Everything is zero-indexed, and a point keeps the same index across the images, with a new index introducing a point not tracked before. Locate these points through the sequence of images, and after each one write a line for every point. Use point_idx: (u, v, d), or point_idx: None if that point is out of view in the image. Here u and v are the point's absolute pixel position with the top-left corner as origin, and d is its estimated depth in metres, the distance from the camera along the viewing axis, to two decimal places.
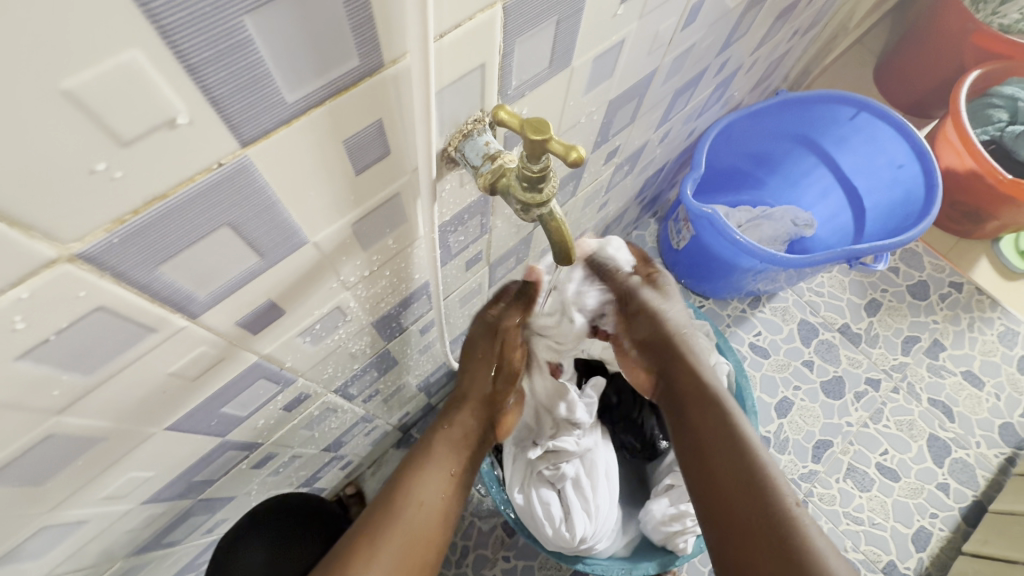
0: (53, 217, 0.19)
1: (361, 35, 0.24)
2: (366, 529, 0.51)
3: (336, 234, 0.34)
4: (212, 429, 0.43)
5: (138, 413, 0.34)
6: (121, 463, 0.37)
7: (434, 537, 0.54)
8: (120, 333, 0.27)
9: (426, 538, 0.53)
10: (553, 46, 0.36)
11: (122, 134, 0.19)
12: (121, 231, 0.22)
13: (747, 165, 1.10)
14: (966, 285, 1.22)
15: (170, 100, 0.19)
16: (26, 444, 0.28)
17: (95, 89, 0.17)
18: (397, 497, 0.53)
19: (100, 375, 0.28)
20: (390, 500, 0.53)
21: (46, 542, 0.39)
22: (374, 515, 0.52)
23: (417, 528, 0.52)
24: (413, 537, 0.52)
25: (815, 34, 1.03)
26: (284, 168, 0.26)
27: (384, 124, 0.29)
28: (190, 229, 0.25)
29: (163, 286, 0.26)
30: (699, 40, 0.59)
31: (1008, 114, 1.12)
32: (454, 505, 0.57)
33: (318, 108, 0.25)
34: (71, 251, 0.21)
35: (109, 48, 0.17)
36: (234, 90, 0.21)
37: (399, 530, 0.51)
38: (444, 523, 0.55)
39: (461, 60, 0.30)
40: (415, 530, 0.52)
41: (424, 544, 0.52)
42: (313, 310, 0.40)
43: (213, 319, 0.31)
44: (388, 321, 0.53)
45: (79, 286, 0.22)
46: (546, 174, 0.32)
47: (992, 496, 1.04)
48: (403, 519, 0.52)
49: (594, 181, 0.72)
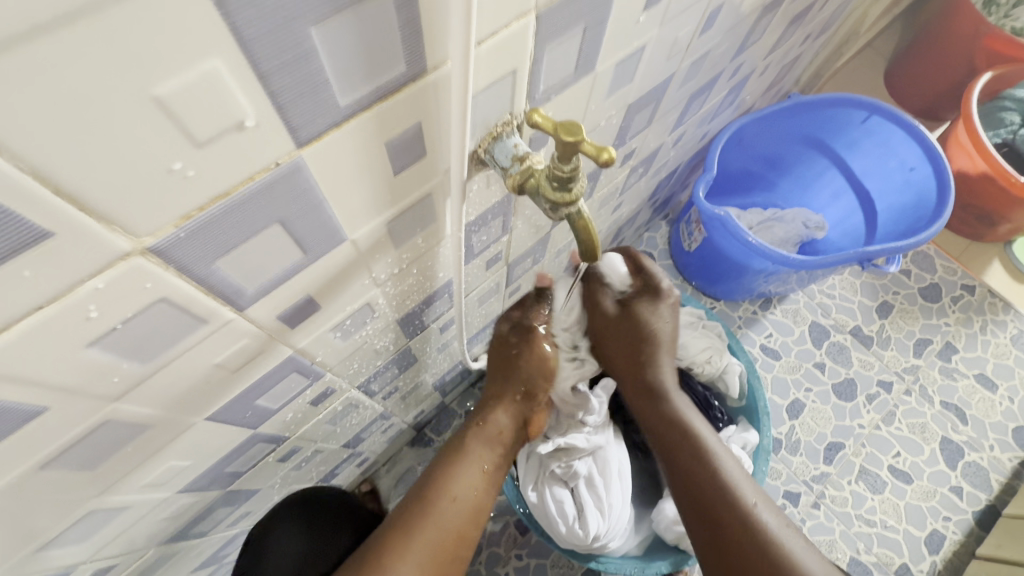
0: (132, 212, 0.21)
1: (408, 43, 0.25)
2: (399, 523, 0.53)
3: (372, 232, 0.36)
4: (246, 421, 0.44)
5: (182, 402, 0.35)
6: (163, 452, 0.39)
7: (465, 532, 0.55)
8: (176, 324, 0.28)
9: (457, 534, 0.54)
10: (579, 52, 0.38)
11: (197, 135, 0.20)
12: (187, 226, 0.23)
13: (758, 168, 1.11)
14: (979, 288, 1.22)
15: (240, 103, 0.21)
16: (84, 430, 0.30)
17: (179, 94, 0.19)
18: (431, 493, 0.55)
19: (156, 364, 0.30)
20: (424, 496, 0.55)
21: (89, 528, 0.40)
22: (409, 510, 0.54)
23: (450, 524, 0.54)
24: (445, 532, 0.53)
25: (827, 37, 1.04)
26: (332, 168, 0.28)
27: (423, 126, 0.30)
28: (247, 225, 0.26)
29: (217, 279, 0.28)
30: (715, 46, 0.60)
31: (1020, 117, 1.13)
32: (485, 502, 0.58)
33: (366, 111, 0.26)
34: (144, 244, 0.23)
35: (194, 57, 0.18)
36: (295, 95, 0.22)
37: (430, 524, 0.53)
38: (475, 519, 0.56)
39: (496, 65, 0.31)
40: (448, 525, 0.54)
41: (455, 539, 0.54)
42: (345, 306, 0.41)
43: (258, 312, 0.33)
44: (411, 319, 0.55)
45: (147, 277, 0.24)
46: (575, 175, 0.33)
47: (1006, 500, 1.04)
48: (436, 513, 0.54)
49: (609, 183, 0.73)
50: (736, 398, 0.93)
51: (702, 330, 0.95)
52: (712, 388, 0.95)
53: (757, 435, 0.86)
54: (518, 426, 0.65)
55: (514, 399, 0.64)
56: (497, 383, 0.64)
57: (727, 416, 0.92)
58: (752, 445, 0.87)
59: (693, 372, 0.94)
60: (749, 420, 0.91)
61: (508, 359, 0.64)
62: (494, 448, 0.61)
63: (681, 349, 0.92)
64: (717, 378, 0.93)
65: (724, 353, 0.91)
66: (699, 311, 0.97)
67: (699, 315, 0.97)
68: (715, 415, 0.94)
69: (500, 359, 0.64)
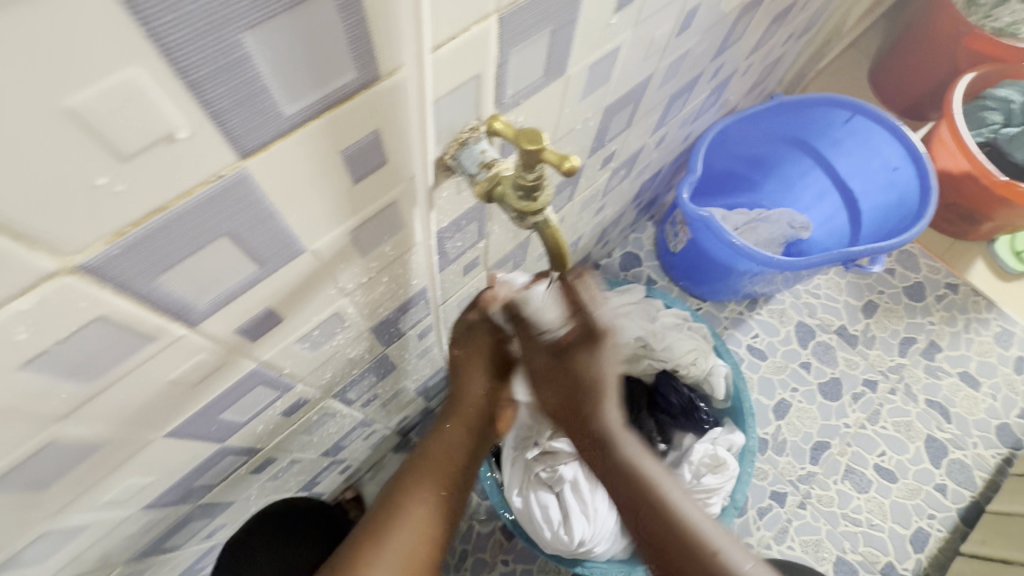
0: (55, 230, 0.20)
1: (358, 49, 0.24)
2: (359, 547, 0.51)
3: (334, 242, 0.34)
4: (212, 435, 0.43)
5: (137, 420, 0.34)
6: (122, 469, 0.37)
7: (426, 556, 0.53)
8: (120, 342, 0.27)
9: (417, 560, 0.52)
10: (548, 55, 0.37)
11: (122, 147, 0.19)
12: (122, 242, 0.22)
13: (743, 169, 1.11)
14: (962, 287, 1.23)
15: (169, 114, 0.19)
16: (28, 452, 0.29)
17: (96, 106, 0.18)
18: (392, 511, 0.53)
19: (102, 383, 0.29)
20: (378, 525, 0.52)
21: (46, 549, 0.39)
22: (361, 542, 0.51)
23: (408, 551, 0.52)
24: (402, 561, 0.51)
25: (810, 37, 1.04)
26: (283, 178, 0.27)
27: (382, 134, 0.29)
28: (191, 239, 0.25)
29: (164, 295, 0.26)
30: (693, 47, 0.59)
31: (1002, 116, 1.14)
32: (448, 521, 0.55)
33: (316, 119, 0.25)
34: (73, 263, 0.21)
35: (111, 66, 0.17)
36: (232, 104, 0.21)
37: (393, 545, 0.51)
38: (436, 541, 0.54)
39: (458, 70, 0.30)
40: (406, 552, 0.52)
41: (415, 566, 0.52)
42: (311, 317, 0.40)
43: (213, 326, 0.32)
44: (386, 326, 0.54)
45: (81, 296, 0.23)
46: (540, 183, 0.32)
47: (989, 496, 1.04)
48: (391, 543, 0.51)
49: (590, 185, 0.72)
50: (721, 399, 0.92)
51: (687, 331, 0.94)
52: (697, 390, 0.95)
53: (742, 437, 0.86)
54: (485, 424, 0.61)
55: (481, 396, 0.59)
56: (457, 380, 0.59)
57: (712, 418, 0.92)
58: (738, 447, 0.86)
59: (678, 374, 0.94)
60: (734, 422, 0.91)
61: (477, 351, 0.58)
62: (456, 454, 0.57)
63: (667, 351, 0.93)
64: (702, 379, 0.92)
65: (709, 355, 0.91)
66: (684, 313, 0.96)
67: (684, 316, 0.96)
68: (701, 418, 0.91)
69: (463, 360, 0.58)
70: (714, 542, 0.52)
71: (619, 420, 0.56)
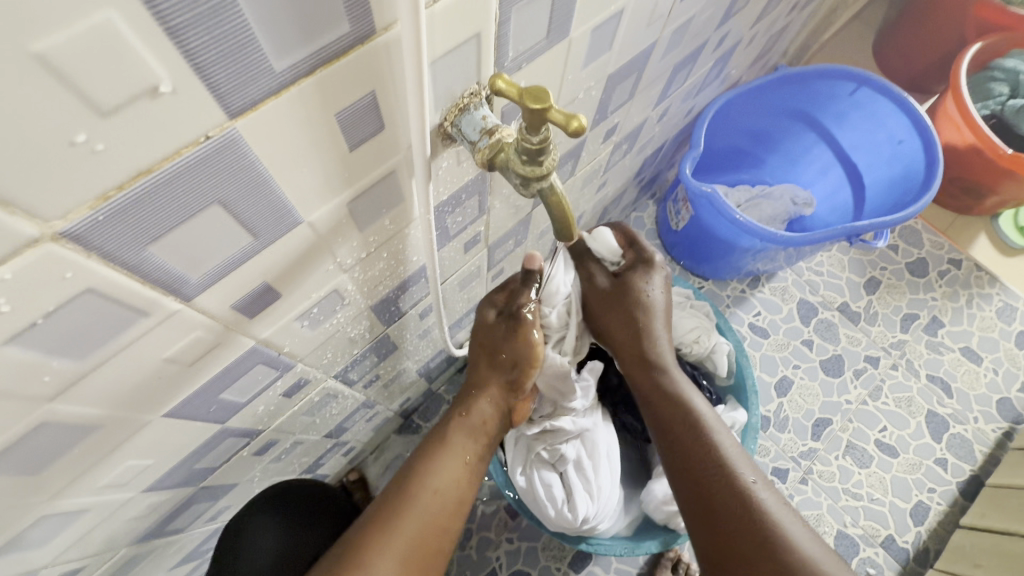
0: (34, 192, 0.19)
1: (351, 0, 0.23)
2: (377, 519, 0.51)
3: (330, 214, 0.33)
4: (211, 416, 0.42)
5: (134, 399, 0.33)
6: (121, 451, 0.37)
7: (445, 527, 0.53)
8: (109, 318, 0.26)
9: (437, 529, 0.52)
10: (550, 16, 0.35)
11: (101, 101, 0.18)
12: (107, 208, 0.21)
13: (746, 144, 1.09)
14: (966, 262, 1.22)
15: (150, 64, 0.18)
16: (20, 432, 0.28)
17: (69, 52, 0.16)
18: (412, 487, 0.53)
19: (94, 360, 0.28)
20: (406, 487, 0.53)
21: (48, 532, 0.38)
22: (390, 499, 0.52)
23: (429, 517, 0.52)
24: (424, 525, 0.51)
25: (815, 7, 1.01)
26: (275, 142, 0.25)
27: (378, 96, 0.28)
28: (181, 207, 0.24)
29: (154, 268, 0.25)
30: (698, 13, 0.57)
31: (1009, 88, 1.11)
32: (467, 495, 0.56)
33: (307, 77, 0.24)
34: (55, 230, 0.20)
35: (82, 7, 0.16)
36: (218, 56, 0.20)
37: (412, 519, 0.51)
38: (455, 514, 0.54)
39: (455, 28, 0.29)
40: (429, 517, 0.52)
41: (434, 535, 0.52)
42: (309, 294, 0.39)
43: (208, 302, 0.31)
44: (386, 305, 0.53)
45: (66, 267, 0.22)
46: (545, 146, 0.31)
47: (989, 470, 1.05)
48: (416, 506, 0.52)
49: (592, 160, 0.71)
50: (724, 377, 0.92)
51: (690, 310, 0.94)
52: (699, 367, 0.94)
53: (745, 414, 0.86)
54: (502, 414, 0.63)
55: (500, 388, 0.62)
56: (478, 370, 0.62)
57: (715, 396, 0.91)
58: (741, 424, 0.86)
59: (682, 353, 0.93)
60: (737, 399, 0.91)
61: (495, 337, 0.61)
62: (475, 440, 0.59)
63: (670, 329, 0.92)
64: (704, 358, 0.92)
65: (711, 332, 0.90)
66: (686, 291, 0.95)
67: (686, 295, 0.96)
68: (704, 395, 0.90)
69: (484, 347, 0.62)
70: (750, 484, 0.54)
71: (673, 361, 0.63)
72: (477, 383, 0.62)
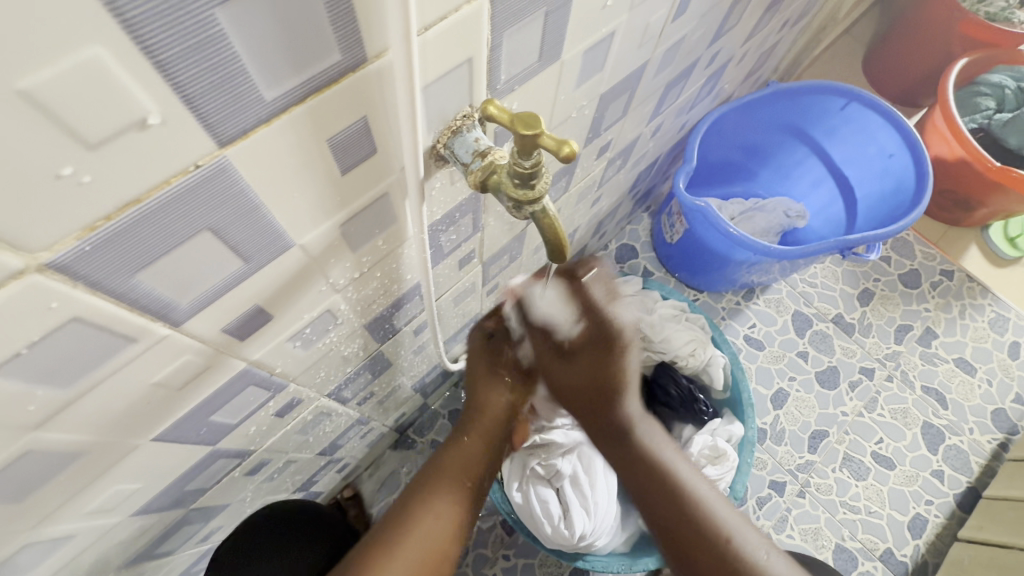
0: (20, 224, 0.18)
1: (341, 30, 0.23)
2: (381, 542, 0.50)
3: (323, 236, 0.33)
4: (202, 438, 0.42)
5: (122, 425, 0.32)
6: (108, 475, 0.36)
7: (449, 549, 0.52)
8: (96, 344, 0.26)
9: (440, 553, 0.51)
10: (542, 39, 0.35)
11: (88, 134, 0.18)
12: (93, 238, 0.21)
13: (739, 158, 1.10)
14: (957, 273, 1.23)
15: (139, 98, 0.18)
16: (3, 461, 0.27)
17: (55, 89, 0.16)
18: (415, 510, 0.52)
19: (80, 387, 0.27)
20: (408, 511, 0.52)
21: (33, 559, 0.38)
22: (392, 523, 0.51)
23: (432, 543, 0.51)
24: (426, 552, 0.50)
25: (805, 23, 1.03)
26: (265, 168, 0.25)
27: (370, 121, 0.28)
28: (169, 234, 0.24)
29: (142, 294, 0.25)
30: (690, 32, 0.58)
31: (995, 102, 1.13)
32: (470, 518, 0.55)
33: (299, 105, 0.24)
34: (41, 260, 0.20)
35: (69, 45, 0.16)
36: (208, 88, 0.20)
37: (416, 541, 0.50)
38: (458, 537, 0.53)
39: (447, 53, 0.29)
40: (431, 543, 0.51)
41: (438, 560, 0.51)
42: (302, 314, 0.39)
43: (198, 326, 0.30)
44: (380, 323, 0.52)
45: (50, 297, 0.21)
46: (537, 170, 0.31)
47: (986, 482, 1.05)
48: (418, 532, 0.51)
49: (586, 177, 0.71)
50: (720, 390, 0.92)
51: (685, 322, 0.94)
52: (696, 380, 0.94)
53: (741, 427, 0.85)
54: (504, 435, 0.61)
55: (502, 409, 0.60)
56: (479, 390, 0.60)
57: (712, 410, 0.91)
58: (737, 438, 0.86)
59: (677, 366, 0.93)
60: (733, 413, 0.90)
61: (488, 368, 0.60)
62: (478, 461, 0.57)
63: (665, 342, 0.92)
64: (700, 370, 0.92)
65: (708, 345, 0.90)
66: (681, 304, 0.95)
67: (681, 307, 0.96)
68: (701, 409, 0.90)
69: (482, 370, 0.60)
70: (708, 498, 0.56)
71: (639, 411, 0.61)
72: (477, 404, 0.60)
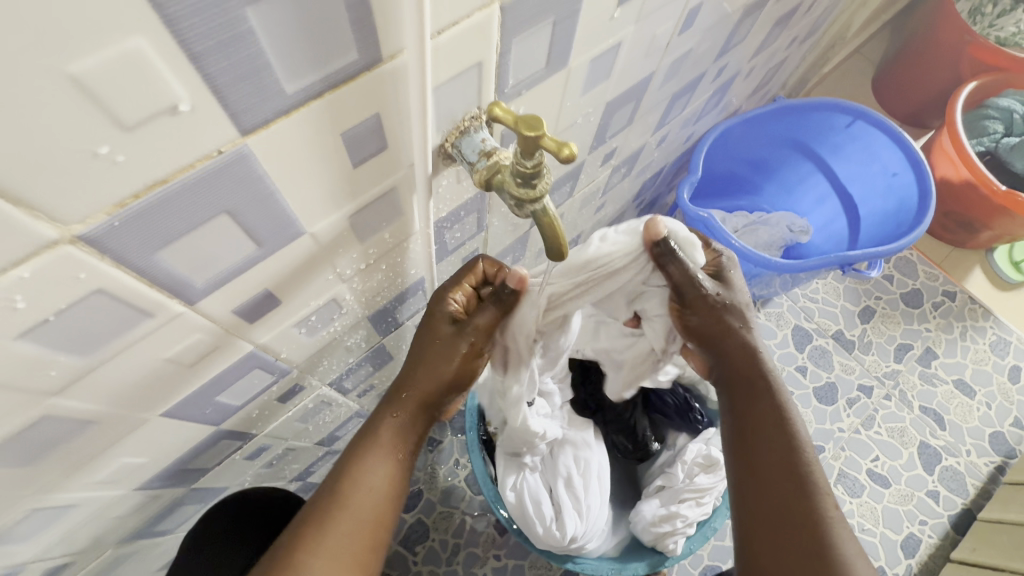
0: (56, 199, 0.20)
1: (360, 31, 0.24)
2: (313, 516, 0.47)
3: (333, 226, 0.35)
4: (207, 418, 0.43)
5: (132, 398, 0.34)
6: (115, 448, 0.37)
7: (373, 525, 0.48)
8: (118, 316, 0.27)
9: (376, 525, 0.49)
10: (550, 47, 0.37)
11: (123, 117, 0.20)
12: (122, 215, 0.22)
13: (744, 171, 1.11)
14: (960, 294, 1.23)
15: (172, 86, 0.20)
16: (22, 424, 0.29)
17: (99, 74, 0.18)
18: (344, 484, 0.48)
19: (98, 357, 0.29)
20: (338, 486, 0.48)
21: (37, 526, 0.39)
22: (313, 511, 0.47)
23: (364, 518, 0.48)
24: (361, 523, 0.48)
25: (814, 41, 1.04)
26: (283, 158, 0.27)
27: (382, 118, 0.30)
28: (190, 214, 0.25)
29: (163, 272, 0.27)
30: (696, 46, 0.59)
31: (1003, 126, 1.14)
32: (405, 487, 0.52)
33: (316, 99, 0.25)
34: (73, 233, 0.22)
35: (114, 34, 0.17)
36: (235, 78, 0.21)
37: (347, 516, 0.47)
38: (384, 511, 0.49)
39: (459, 57, 0.30)
40: (365, 516, 0.48)
41: (373, 531, 0.48)
42: (308, 302, 0.40)
43: (209, 305, 0.32)
44: (383, 315, 0.54)
45: (79, 268, 0.23)
46: (539, 171, 0.32)
47: (981, 504, 1.05)
48: (350, 508, 0.48)
49: (590, 182, 0.72)
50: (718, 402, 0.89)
51: None
52: (692, 391, 0.92)
53: None
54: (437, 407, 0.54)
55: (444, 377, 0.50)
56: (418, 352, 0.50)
57: (709, 420, 0.90)
58: None
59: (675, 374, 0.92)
60: None
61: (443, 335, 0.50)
62: (402, 437, 0.51)
63: None
64: (698, 380, 0.90)
65: None
66: None
67: None
68: (696, 418, 0.89)
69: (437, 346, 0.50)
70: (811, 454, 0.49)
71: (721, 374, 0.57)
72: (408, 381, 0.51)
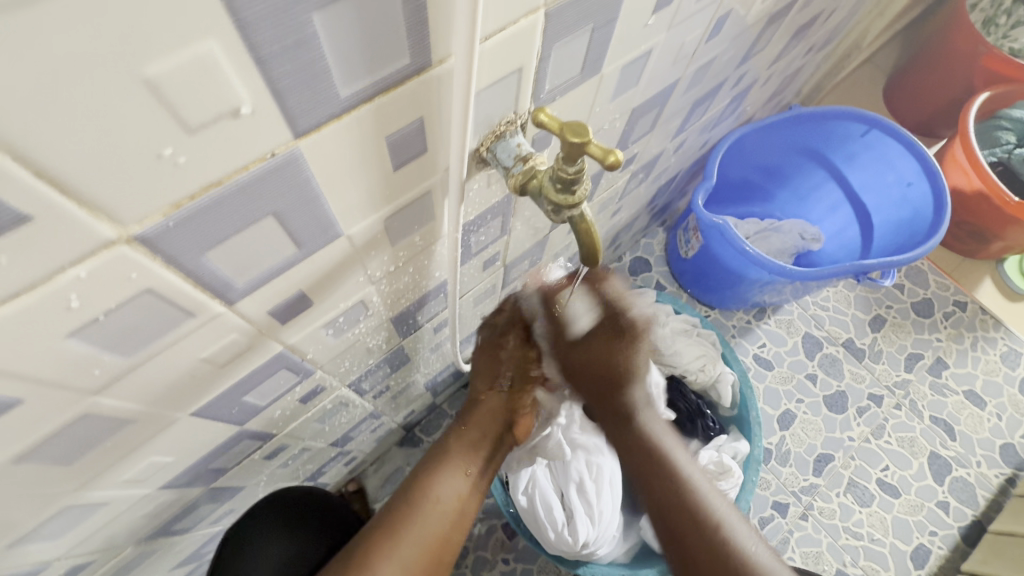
0: (115, 200, 0.20)
1: (414, 37, 0.24)
2: (389, 515, 0.52)
3: (368, 229, 0.35)
4: (233, 418, 0.44)
5: (167, 397, 0.34)
6: (145, 447, 0.37)
7: (438, 536, 0.53)
8: (162, 316, 0.27)
9: (438, 537, 0.53)
10: (586, 53, 0.37)
11: (188, 119, 0.20)
12: (177, 216, 0.23)
13: (757, 178, 1.11)
14: (971, 305, 1.23)
15: (236, 90, 0.20)
16: (64, 422, 0.29)
17: (169, 76, 0.18)
18: (415, 491, 0.54)
19: (140, 356, 0.29)
20: (412, 495, 0.54)
21: (65, 524, 0.39)
22: (393, 515, 0.52)
23: (431, 525, 0.53)
24: (428, 537, 0.52)
25: (830, 50, 1.04)
26: (330, 161, 0.27)
27: (425, 121, 0.30)
28: (239, 216, 0.25)
29: (208, 272, 0.27)
30: (720, 54, 0.60)
31: (1016, 137, 1.14)
32: (470, 506, 0.57)
33: (366, 104, 0.25)
34: (130, 233, 0.22)
35: (187, 38, 0.17)
36: (294, 81, 0.21)
37: (414, 527, 0.52)
38: (448, 526, 0.54)
39: (502, 62, 0.30)
40: (431, 527, 0.53)
41: (437, 543, 0.53)
42: (338, 303, 0.40)
43: (247, 306, 0.32)
44: (404, 319, 0.54)
45: (131, 268, 0.23)
46: (580, 177, 0.32)
47: (992, 516, 1.04)
48: (420, 518, 0.53)
49: (608, 188, 0.73)
50: (728, 407, 0.90)
51: (696, 337, 0.93)
52: (704, 397, 0.93)
53: (747, 445, 0.85)
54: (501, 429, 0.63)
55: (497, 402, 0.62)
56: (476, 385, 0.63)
57: (719, 426, 0.90)
58: (742, 455, 0.85)
59: (686, 381, 0.92)
60: (740, 430, 0.89)
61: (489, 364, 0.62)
62: (474, 451, 0.59)
63: (675, 356, 0.90)
64: (709, 387, 0.91)
65: (717, 361, 0.89)
66: (694, 319, 0.94)
67: (693, 323, 0.94)
68: (708, 425, 0.89)
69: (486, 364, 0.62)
70: (717, 514, 0.56)
71: (643, 399, 0.61)
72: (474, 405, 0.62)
